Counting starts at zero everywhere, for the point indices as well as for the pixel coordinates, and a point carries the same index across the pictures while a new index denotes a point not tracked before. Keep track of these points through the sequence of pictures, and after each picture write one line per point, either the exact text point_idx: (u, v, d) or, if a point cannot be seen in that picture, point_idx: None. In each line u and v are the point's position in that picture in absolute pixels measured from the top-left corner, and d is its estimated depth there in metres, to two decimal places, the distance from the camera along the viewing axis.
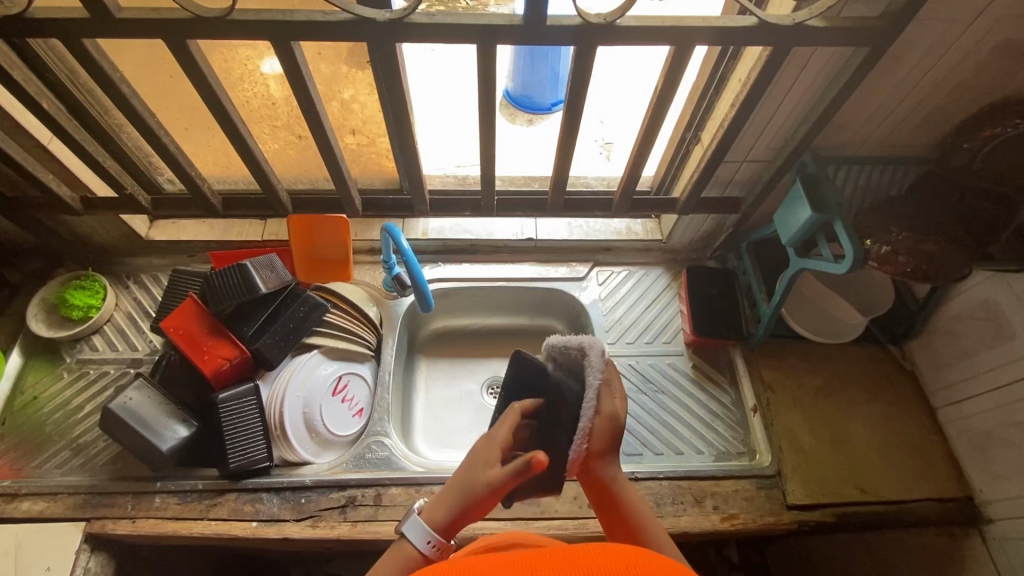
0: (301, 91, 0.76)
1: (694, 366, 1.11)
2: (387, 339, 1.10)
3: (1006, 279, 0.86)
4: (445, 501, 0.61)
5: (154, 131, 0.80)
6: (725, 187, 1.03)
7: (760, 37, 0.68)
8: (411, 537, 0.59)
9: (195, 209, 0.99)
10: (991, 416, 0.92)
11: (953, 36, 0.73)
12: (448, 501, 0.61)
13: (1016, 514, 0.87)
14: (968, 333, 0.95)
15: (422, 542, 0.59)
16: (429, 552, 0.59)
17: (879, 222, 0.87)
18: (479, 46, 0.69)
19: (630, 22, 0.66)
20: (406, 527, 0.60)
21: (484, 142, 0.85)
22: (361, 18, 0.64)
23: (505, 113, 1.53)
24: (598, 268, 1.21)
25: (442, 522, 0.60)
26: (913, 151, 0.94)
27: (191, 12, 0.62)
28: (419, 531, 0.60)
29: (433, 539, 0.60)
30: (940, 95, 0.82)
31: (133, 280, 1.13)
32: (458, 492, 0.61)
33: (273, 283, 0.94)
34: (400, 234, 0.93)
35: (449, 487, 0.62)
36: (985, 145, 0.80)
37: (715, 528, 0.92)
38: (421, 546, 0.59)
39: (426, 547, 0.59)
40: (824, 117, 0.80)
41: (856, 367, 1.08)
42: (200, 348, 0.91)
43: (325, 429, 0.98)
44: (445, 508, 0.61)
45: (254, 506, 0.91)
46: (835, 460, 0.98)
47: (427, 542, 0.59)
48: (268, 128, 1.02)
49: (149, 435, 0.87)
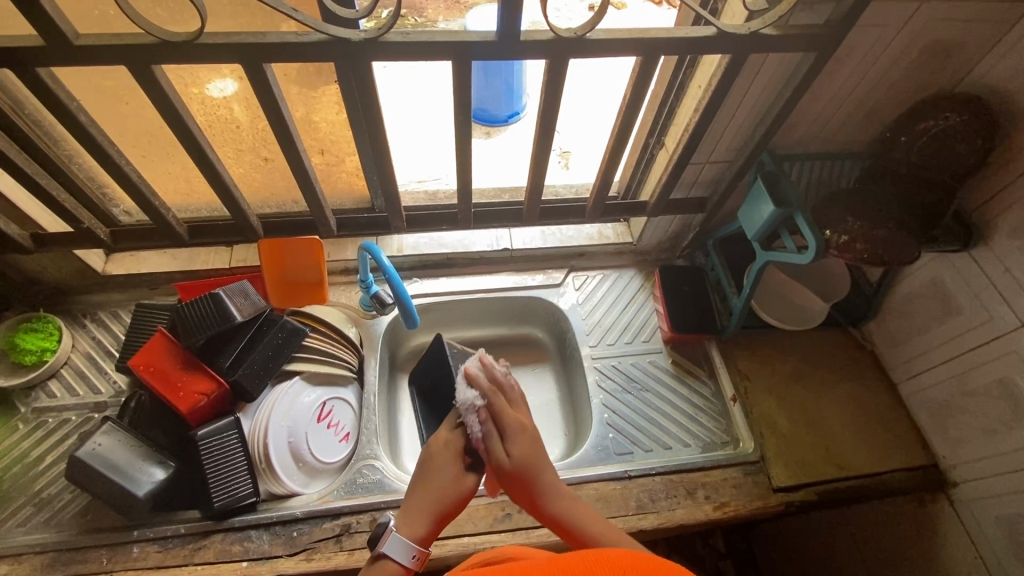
0: (273, 111, 0.73)
1: (674, 362, 1.14)
2: (368, 359, 1.08)
3: (951, 260, 0.94)
4: (416, 513, 0.64)
5: (116, 162, 0.77)
6: (690, 188, 1.07)
7: (719, 45, 0.72)
8: (395, 557, 0.60)
9: (160, 239, 0.95)
10: (946, 387, 0.99)
11: (887, 39, 0.80)
12: (422, 516, 0.64)
13: (978, 476, 0.94)
14: (919, 311, 1.02)
15: (406, 557, 0.60)
16: (413, 564, 0.61)
17: (836, 212, 0.93)
18: (454, 63, 0.70)
19: (599, 35, 0.69)
20: (388, 547, 0.60)
21: (460, 154, 0.85)
22: (335, 38, 0.63)
23: None
24: (573, 274, 1.23)
25: (422, 535, 0.63)
26: (858, 145, 1.01)
27: (158, 37, 0.59)
28: (400, 547, 0.60)
29: (415, 552, 0.61)
30: (881, 90, 0.89)
31: (90, 318, 1.07)
32: (430, 501, 0.64)
33: (247, 310, 0.91)
34: (380, 250, 0.91)
35: (418, 502, 0.64)
36: (922, 137, 0.87)
37: (709, 518, 0.95)
38: (406, 562, 0.60)
39: (409, 560, 0.61)
40: (780, 116, 0.85)
41: (823, 350, 1.14)
42: (174, 384, 0.87)
43: (313, 457, 0.95)
44: (423, 521, 0.63)
45: (242, 545, 0.87)
46: (813, 441, 1.03)
47: (412, 556, 0.61)
48: (232, 151, 0.97)
49: (122, 481, 0.83)
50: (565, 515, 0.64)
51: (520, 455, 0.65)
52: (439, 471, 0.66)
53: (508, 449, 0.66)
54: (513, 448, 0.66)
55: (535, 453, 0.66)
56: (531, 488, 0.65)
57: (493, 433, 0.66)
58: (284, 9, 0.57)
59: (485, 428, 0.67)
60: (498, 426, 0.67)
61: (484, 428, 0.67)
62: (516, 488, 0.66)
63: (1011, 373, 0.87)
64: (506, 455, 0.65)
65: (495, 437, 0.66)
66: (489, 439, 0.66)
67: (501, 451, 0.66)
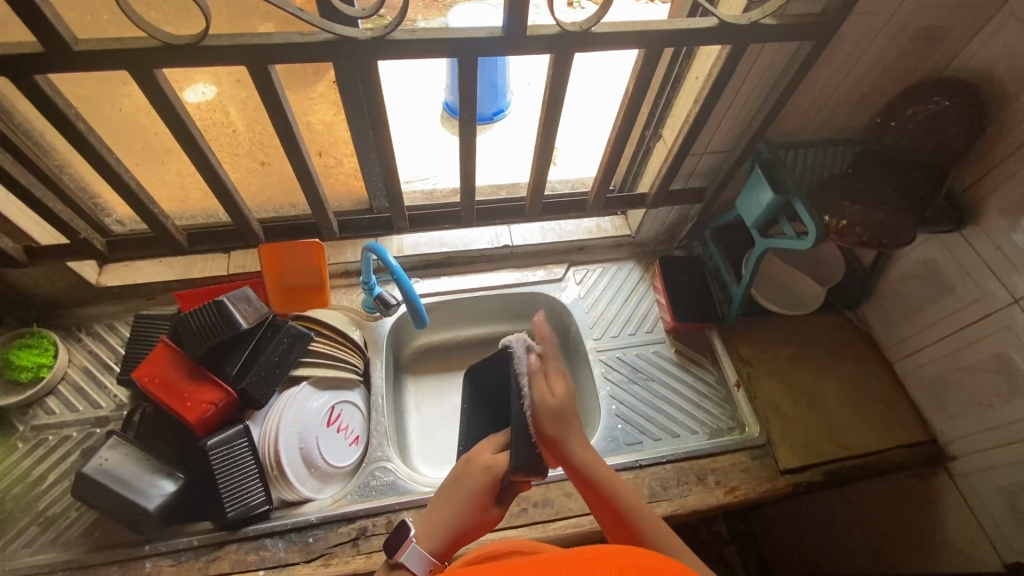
0: (276, 114, 0.72)
1: (677, 351, 1.15)
2: (375, 361, 1.08)
3: (944, 241, 0.97)
4: (435, 530, 0.66)
5: (115, 169, 0.75)
6: (688, 179, 1.08)
7: (720, 36, 0.73)
8: (409, 567, 0.61)
9: (158, 247, 0.93)
10: (942, 364, 1.02)
11: (879, 27, 0.82)
12: (438, 532, 0.66)
13: (976, 449, 0.98)
14: (913, 291, 1.05)
15: (421, 570, 0.62)
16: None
17: (833, 198, 0.95)
18: (460, 60, 0.70)
19: (603, 28, 0.69)
20: (404, 556, 0.62)
21: (464, 152, 0.85)
22: (342, 37, 0.63)
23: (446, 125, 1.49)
24: (574, 268, 1.24)
25: (436, 549, 0.65)
26: (849, 132, 1.03)
27: (161, 41, 0.58)
28: (416, 558, 0.62)
29: (429, 566, 0.63)
30: (873, 76, 0.91)
31: (85, 331, 1.05)
32: (449, 521, 0.66)
33: (251, 316, 0.90)
34: (387, 251, 0.91)
35: (437, 519, 0.67)
36: (911, 122, 0.90)
37: (720, 502, 0.97)
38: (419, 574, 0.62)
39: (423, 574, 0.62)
40: (777, 105, 0.86)
41: (822, 334, 1.17)
42: (181, 395, 0.85)
43: (324, 461, 0.95)
44: (438, 536, 0.65)
45: (258, 554, 0.86)
46: (817, 423, 1.05)
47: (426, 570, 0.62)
48: (228, 156, 0.95)
49: (132, 495, 0.81)
50: (590, 462, 0.68)
51: (562, 398, 0.70)
52: (461, 495, 0.67)
53: (551, 389, 0.71)
54: (555, 390, 0.70)
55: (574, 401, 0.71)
56: (563, 431, 0.69)
57: (543, 375, 0.72)
58: (290, 8, 0.56)
59: (536, 368, 0.72)
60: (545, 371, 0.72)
61: (532, 371, 0.72)
62: (549, 431, 0.69)
63: (1006, 347, 0.90)
64: (552, 390, 0.70)
65: (541, 377, 0.71)
66: (534, 379, 0.71)
67: (543, 393, 0.70)
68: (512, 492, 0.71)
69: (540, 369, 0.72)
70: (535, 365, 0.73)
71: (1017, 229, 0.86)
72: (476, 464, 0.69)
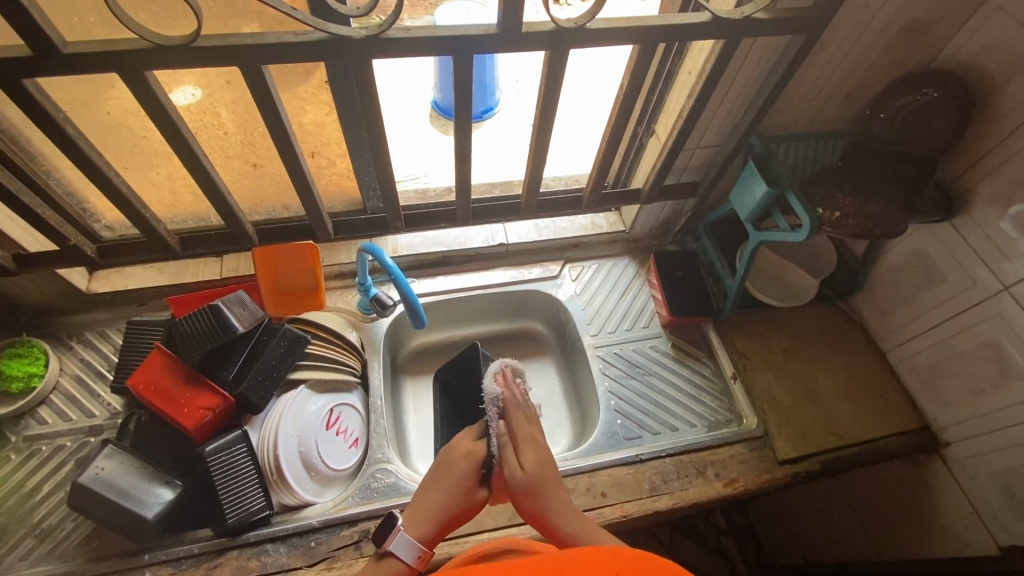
0: (270, 115, 0.72)
1: (674, 345, 1.16)
2: (372, 362, 1.07)
3: (934, 231, 0.98)
4: (422, 517, 0.67)
5: (105, 173, 0.74)
6: (681, 174, 1.09)
7: (713, 31, 0.73)
8: (400, 555, 0.63)
9: (150, 252, 0.92)
10: (933, 352, 1.04)
11: (868, 20, 0.83)
12: (425, 519, 0.67)
13: (969, 435, 0.99)
14: (904, 281, 1.07)
15: (411, 555, 0.63)
16: (418, 563, 0.63)
17: (826, 190, 0.96)
18: (455, 59, 0.70)
19: (598, 25, 0.69)
20: (393, 544, 0.63)
21: (460, 150, 0.85)
22: (336, 36, 0.62)
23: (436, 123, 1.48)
24: (569, 265, 1.24)
25: (424, 537, 0.66)
26: (839, 124, 1.04)
27: (152, 42, 0.57)
28: (406, 547, 0.63)
29: (419, 552, 0.64)
30: (863, 68, 0.92)
31: (76, 338, 1.03)
32: (436, 508, 0.68)
33: (247, 320, 0.89)
34: (383, 251, 0.90)
35: (423, 506, 0.68)
36: (900, 112, 0.91)
37: (720, 494, 0.98)
38: (408, 560, 0.63)
39: (414, 559, 0.63)
40: (769, 99, 0.87)
41: (816, 325, 1.18)
42: (177, 402, 0.84)
43: (324, 465, 0.94)
44: (426, 522, 0.67)
45: (260, 559, 0.86)
46: (814, 413, 1.07)
47: (416, 554, 0.63)
48: (219, 158, 0.94)
49: (130, 504, 0.80)
50: (583, 534, 0.63)
51: (532, 469, 0.68)
52: (449, 480, 0.70)
53: (521, 460, 0.70)
54: (525, 460, 0.70)
55: (547, 468, 0.69)
56: (538, 501, 0.66)
57: (512, 444, 0.72)
58: (284, 8, 0.56)
59: (506, 438, 0.73)
60: (514, 438, 0.73)
61: (501, 440, 0.73)
62: (528, 508, 0.67)
63: (996, 334, 0.91)
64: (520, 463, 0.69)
65: (509, 446, 0.72)
66: (504, 450, 0.72)
67: (513, 464, 0.70)
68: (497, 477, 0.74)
69: (508, 437, 0.73)
70: (506, 432, 0.74)
71: (1004, 218, 0.87)
72: (461, 450, 0.73)
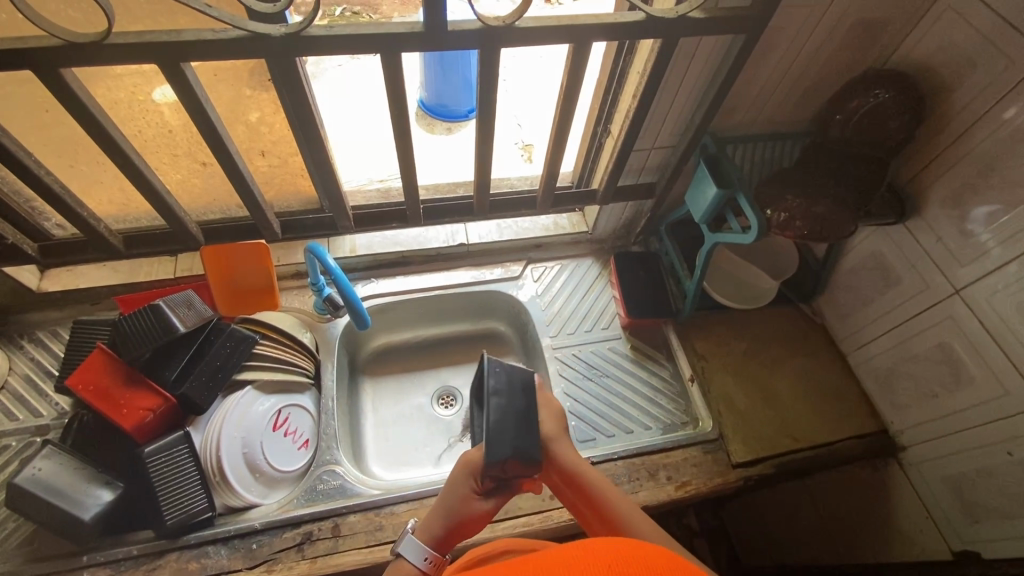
0: (197, 112, 0.71)
1: (633, 347, 1.15)
2: (326, 363, 1.06)
3: (888, 233, 0.98)
4: (432, 519, 0.67)
5: (32, 171, 0.74)
6: (638, 175, 1.08)
7: (649, 29, 0.72)
8: (408, 557, 0.62)
9: (92, 251, 0.92)
10: (890, 354, 1.02)
11: (815, 21, 0.82)
12: (433, 519, 0.67)
13: (923, 439, 0.98)
14: (863, 283, 1.06)
15: (420, 559, 0.62)
16: (424, 565, 0.62)
17: (776, 192, 0.95)
18: (384, 55, 0.69)
19: (528, 23, 0.69)
20: (401, 547, 0.63)
21: (401, 149, 0.84)
22: (255, 34, 0.62)
23: (422, 122, 1.46)
24: (532, 266, 1.23)
25: (435, 539, 0.65)
26: (797, 125, 1.03)
27: (63, 39, 0.57)
28: (414, 549, 0.63)
29: (426, 554, 0.63)
30: (815, 69, 0.91)
31: (26, 337, 1.03)
32: (442, 509, 0.67)
33: (191, 320, 0.88)
34: (325, 253, 0.90)
35: (435, 508, 0.68)
36: (855, 115, 0.89)
37: (671, 498, 0.97)
38: (416, 562, 0.62)
39: (422, 562, 0.62)
40: (716, 101, 0.86)
41: (777, 327, 1.17)
42: (117, 403, 0.84)
43: (270, 466, 0.93)
44: (434, 523, 0.66)
45: (200, 561, 0.85)
46: (770, 416, 1.06)
47: (424, 558, 0.62)
48: (167, 156, 0.91)
49: (66, 505, 0.79)
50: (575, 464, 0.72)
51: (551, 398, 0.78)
52: (452, 482, 0.68)
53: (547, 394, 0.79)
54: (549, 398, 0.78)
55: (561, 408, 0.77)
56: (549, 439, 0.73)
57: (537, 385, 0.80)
58: (196, 5, 0.56)
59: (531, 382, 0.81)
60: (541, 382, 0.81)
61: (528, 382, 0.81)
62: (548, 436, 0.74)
63: (948, 338, 0.90)
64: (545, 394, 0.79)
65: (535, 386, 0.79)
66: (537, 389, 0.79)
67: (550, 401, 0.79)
68: (506, 489, 0.69)
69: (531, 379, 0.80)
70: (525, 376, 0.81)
71: (955, 221, 0.87)
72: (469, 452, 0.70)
